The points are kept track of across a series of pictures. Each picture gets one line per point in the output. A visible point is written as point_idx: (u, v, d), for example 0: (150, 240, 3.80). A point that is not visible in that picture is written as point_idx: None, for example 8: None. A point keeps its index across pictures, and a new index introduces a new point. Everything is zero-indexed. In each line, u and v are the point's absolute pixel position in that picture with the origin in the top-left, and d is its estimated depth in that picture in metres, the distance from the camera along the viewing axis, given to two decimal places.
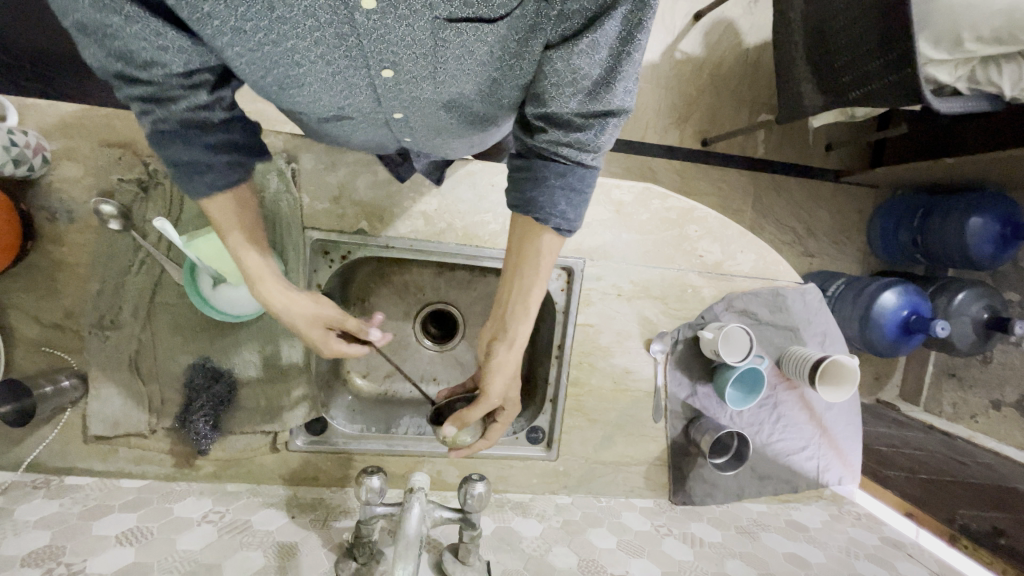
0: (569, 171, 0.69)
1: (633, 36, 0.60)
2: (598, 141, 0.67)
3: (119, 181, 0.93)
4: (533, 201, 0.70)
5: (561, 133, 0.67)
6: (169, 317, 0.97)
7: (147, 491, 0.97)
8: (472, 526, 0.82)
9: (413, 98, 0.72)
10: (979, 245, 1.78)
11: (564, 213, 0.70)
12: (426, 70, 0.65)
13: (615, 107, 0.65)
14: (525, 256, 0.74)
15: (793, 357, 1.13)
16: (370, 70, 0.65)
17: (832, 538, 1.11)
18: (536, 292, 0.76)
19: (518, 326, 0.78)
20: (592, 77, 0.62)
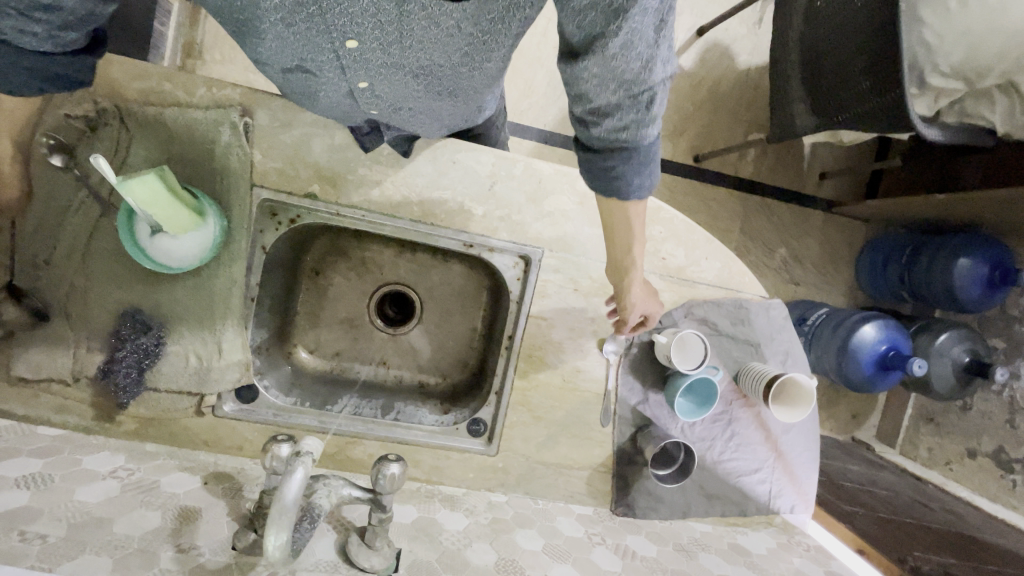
0: (635, 150, 0.72)
1: (664, 20, 0.60)
2: (653, 119, 0.69)
3: (67, 117, 0.90)
4: (619, 187, 0.76)
5: (616, 124, 0.69)
6: (104, 262, 0.93)
7: (60, 441, 0.93)
8: (381, 508, 0.77)
9: (380, 69, 0.69)
10: (967, 288, 1.71)
11: (644, 176, 0.76)
12: (391, 40, 0.62)
13: (657, 83, 0.65)
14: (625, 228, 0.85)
15: (751, 372, 1.09)
16: (335, 40, 0.62)
17: (775, 566, 1.05)
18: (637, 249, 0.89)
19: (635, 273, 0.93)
20: (631, 68, 0.62)
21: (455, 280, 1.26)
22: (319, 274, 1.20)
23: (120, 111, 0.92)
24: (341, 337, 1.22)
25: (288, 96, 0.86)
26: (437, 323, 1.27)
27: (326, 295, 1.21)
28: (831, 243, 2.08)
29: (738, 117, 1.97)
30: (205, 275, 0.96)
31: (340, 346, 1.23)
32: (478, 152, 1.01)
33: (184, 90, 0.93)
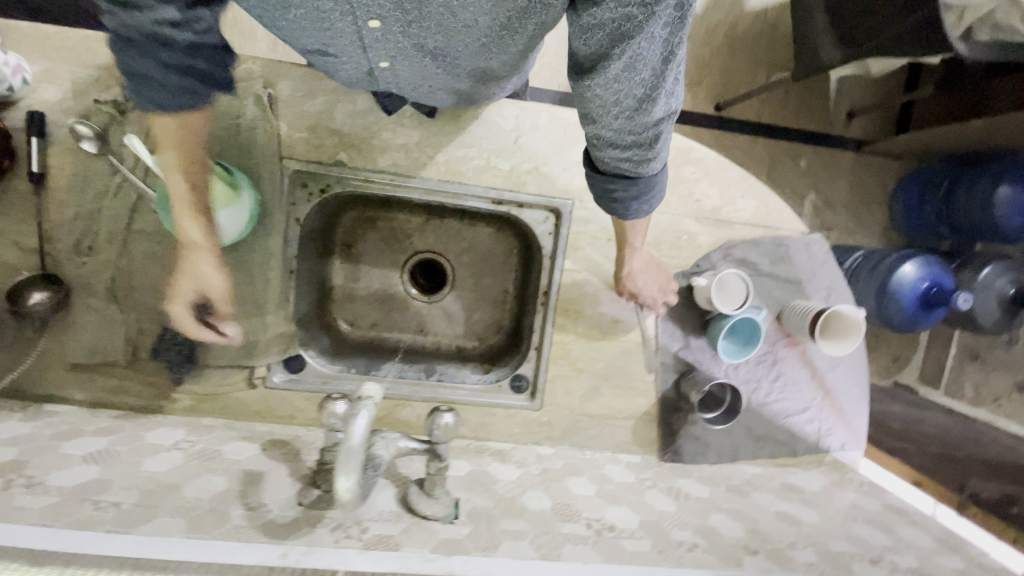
0: (632, 175, 0.69)
1: (674, 55, 0.53)
2: (656, 148, 0.65)
3: (96, 102, 0.92)
4: (622, 214, 0.76)
5: (620, 152, 0.66)
6: (145, 244, 0.96)
7: (123, 419, 0.96)
8: (439, 458, 0.80)
9: (401, 51, 0.63)
10: (1009, 217, 1.64)
11: (639, 209, 0.76)
12: (411, 21, 0.56)
13: (662, 115, 0.60)
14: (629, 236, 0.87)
15: (794, 310, 1.07)
16: (356, 18, 0.56)
17: (830, 501, 1.05)
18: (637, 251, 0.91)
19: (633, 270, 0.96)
20: (635, 97, 0.57)
21: (483, 243, 1.24)
22: (351, 248, 1.20)
23: None
24: (377, 308, 1.22)
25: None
26: (471, 288, 1.26)
27: (360, 267, 1.21)
28: (863, 184, 2.00)
29: (759, 59, 1.89)
30: (244, 249, 0.99)
31: (377, 317, 1.23)
32: (501, 105, 0.99)
33: None
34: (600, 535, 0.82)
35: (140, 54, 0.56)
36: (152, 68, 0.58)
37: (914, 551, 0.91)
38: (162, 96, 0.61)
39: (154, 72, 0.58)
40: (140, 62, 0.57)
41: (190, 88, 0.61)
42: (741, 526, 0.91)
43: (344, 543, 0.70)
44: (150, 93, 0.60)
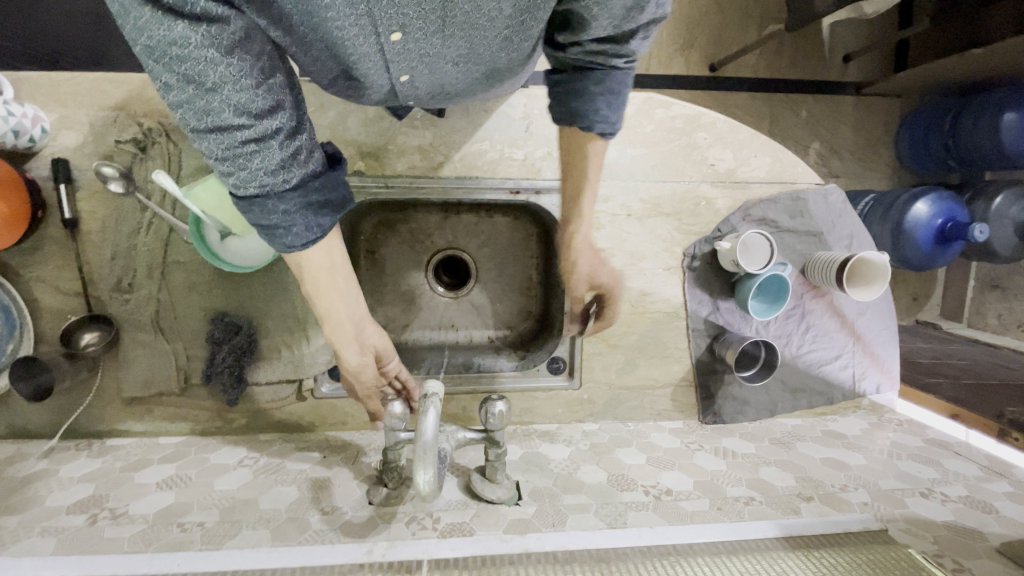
0: (605, 78, 0.68)
1: None
2: (633, 47, 0.65)
3: (117, 142, 0.94)
4: (577, 112, 0.71)
5: (597, 45, 0.65)
6: (184, 275, 0.98)
7: (186, 445, 1.00)
8: (497, 443, 0.83)
9: (422, 59, 0.63)
10: (1017, 141, 1.62)
11: (606, 117, 0.71)
12: (436, 29, 0.57)
13: (646, 16, 0.60)
14: (577, 166, 0.79)
15: (818, 262, 1.09)
16: (379, 35, 0.57)
17: (872, 443, 1.08)
18: (590, 195, 0.81)
19: (580, 227, 0.84)
20: (625, 3, 0.57)
21: (502, 233, 1.26)
22: (375, 254, 1.23)
23: (165, 127, 0.95)
24: (407, 309, 1.26)
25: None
26: (494, 278, 1.29)
27: (385, 270, 1.24)
28: (865, 127, 1.99)
29: (749, 13, 1.86)
30: (277, 269, 1.01)
31: (408, 318, 1.26)
32: (508, 95, 1.00)
33: None
34: (660, 500, 0.86)
35: (266, 209, 0.55)
36: (280, 216, 0.56)
37: (964, 481, 0.94)
38: (296, 237, 0.59)
39: (282, 217, 0.56)
40: (269, 216, 0.56)
41: (315, 219, 0.59)
42: (792, 476, 0.94)
43: (421, 534, 0.76)
44: (285, 238, 0.58)
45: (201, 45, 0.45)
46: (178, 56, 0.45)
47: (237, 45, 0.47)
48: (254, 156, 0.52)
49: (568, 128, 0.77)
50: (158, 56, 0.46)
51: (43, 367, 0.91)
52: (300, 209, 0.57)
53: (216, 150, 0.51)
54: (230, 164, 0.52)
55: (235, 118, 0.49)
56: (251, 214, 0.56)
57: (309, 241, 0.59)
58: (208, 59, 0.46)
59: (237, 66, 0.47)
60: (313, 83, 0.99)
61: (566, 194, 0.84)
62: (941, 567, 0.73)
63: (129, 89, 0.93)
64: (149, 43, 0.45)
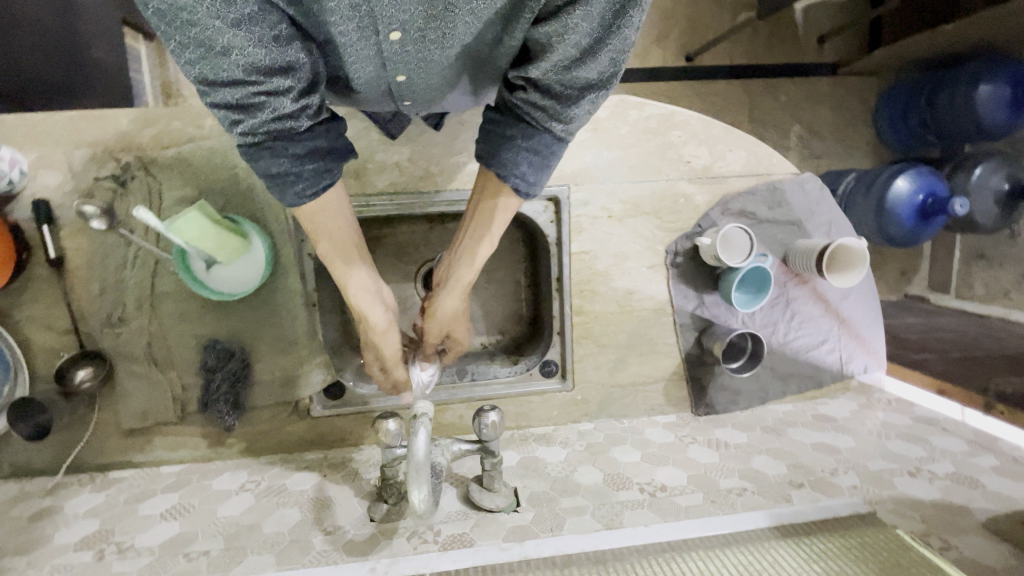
0: (536, 135, 0.67)
1: (626, 12, 0.55)
2: (573, 113, 0.64)
3: (96, 180, 0.94)
4: (500, 157, 0.68)
5: (539, 97, 0.64)
6: (173, 305, 0.99)
7: (187, 472, 1.02)
8: (492, 453, 0.84)
9: (421, 63, 0.65)
10: (992, 113, 1.64)
11: (524, 174, 0.69)
12: (435, 32, 0.59)
13: (590, 78, 0.60)
14: (480, 211, 0.74)
15: (799, 251, 1.10)
16: (378, 35, 0.58)
17: (862, 424, 1.10)
18: (486, 247, 0.76)
19: (461, 274, 0.77)
20: (579, 45, 0.57)
21: None
22: None
23: (142, 161, 0.95)
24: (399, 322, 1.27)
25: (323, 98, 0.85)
26: (484, 284, 1.28)
27: None
28: (843, 108, 2.01)
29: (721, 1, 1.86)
30: (265, 294, 1.01)
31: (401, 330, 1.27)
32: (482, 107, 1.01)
33: (192, 125, 0.96)
34: (654, 497, 0.88)
35: (276, 155, 0.60)
36: (289, 162, 0.60)
37: (951, 458, 0.97)
38: (308, 184, 0.63)
39: (291, 162, 0.61)
40: (278, 163, 0.60)
41: (321, 166, 0.63)
42: (783, 463, 0.97)
43: (423, 548, 0.78)
44: (297, 186, 0.63)
45: (208, 15, 0.47)
46: (190, 18, 0.47)
47: (245, 18, 0.49)
48: (264, 108, 0.55)
49: (485, 171, 0.73)
50: (172, 21, 0.48)
51: (39, 407, 0.94)
52: (311, 167, 0.62)
53: (230, 102, 0.54)
54: (243, 116, 0.55)
55: (245, 76, 0.52)
56: (261, 162, 0.60)
57: (316, 192, 0.64)
58: (215, 26, 0.48)
59: (244, 35, 0.49)
60: None
61: (461, 235, 0.77)
62: (928, 546, 0.76)
63: (106, 125, 0.94)
64: (162, 7, 0.47)
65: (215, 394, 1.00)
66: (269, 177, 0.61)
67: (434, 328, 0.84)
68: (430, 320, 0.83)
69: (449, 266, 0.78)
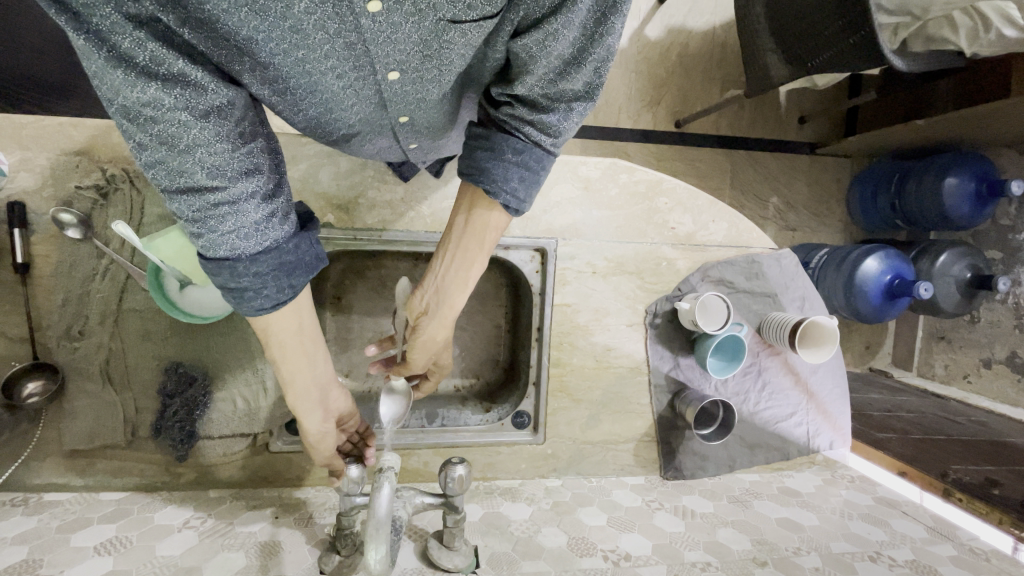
0: (527, 149, 0.63)
1: (607, 18, 0.53)
2: (561, 126, 0.62)
3: (77, 189, 0.91)
4: (488, 171, 0.63)
5: (525, 112, 0.61)
6: (139, 323, 0.95)
7: (128, 502, 0.95)
8: (455, 509, 0.82)
9: (419, 100, 0.66)
10: (957, 205, 1.76)
11: (515, 190, 0.64)
12: (432, 70, 0.59)
13: (578, 87, 0.59)
14: (469, 231, 0.69)
15: (772, 324, 1.13)
16: (376, 75, 0.58)
17: (826, 501, 1.11)
18: (478, 267, 0.72)
19: (453, 298, 0.72)
20: (563, 56, 0.55)
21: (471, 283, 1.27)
22: (340, 300, 1.22)
23: (129, 174, 0.93)
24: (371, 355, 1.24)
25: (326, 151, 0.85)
26: (463, 327, 1.27)
27: (351, 317, 1.23)
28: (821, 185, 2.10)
29: (711, 77, 1.94)
30: (236, 319, 0.99)
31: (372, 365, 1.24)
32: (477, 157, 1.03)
33: None
34: (618, 566, 0.87)
35: (235, 271, 0.55)
36: (249, 278, 0.56)
37: (910, 544, 0.99)
38: (266, 298, 0.58)
39: (252, 279, 0.56)
40: (238, 280, 0.56)
41: (287, 281, 0.59)
42: (748, 538, 0.97)
43: None
44: (254, 300, 0.57)
45: (175, 109, 0.45)
46: (154, 120, 0.45)
47: (214, 111, 0.47)
48: (227, 217, 0.52)
49: (470, 186, 0.68)
50: (133, 118, 0.45)
51: None
52: (277, 275, 0.58)
53: (189, 211, 0.51)
54: (201, 225, 0.52)
55: (208, 179, 0.49)
56: (220, 276, 0.55)
57: (278, 305, 0.59)
58: (185, 119, 0.46)
59: (212, 129, 0.47)
60: (285, 135, 0.99)
61: (445, 259, 0.72)
62: None
63: (96, 134, 0.92)
64: (124, 104, 0.44)
65: (174, 435, 0.97)
66: (228, 290, 0.56)
67: (423, 359, 0.79)
68: (416, 350, 0.77)
69: (434, 293, 0.73)
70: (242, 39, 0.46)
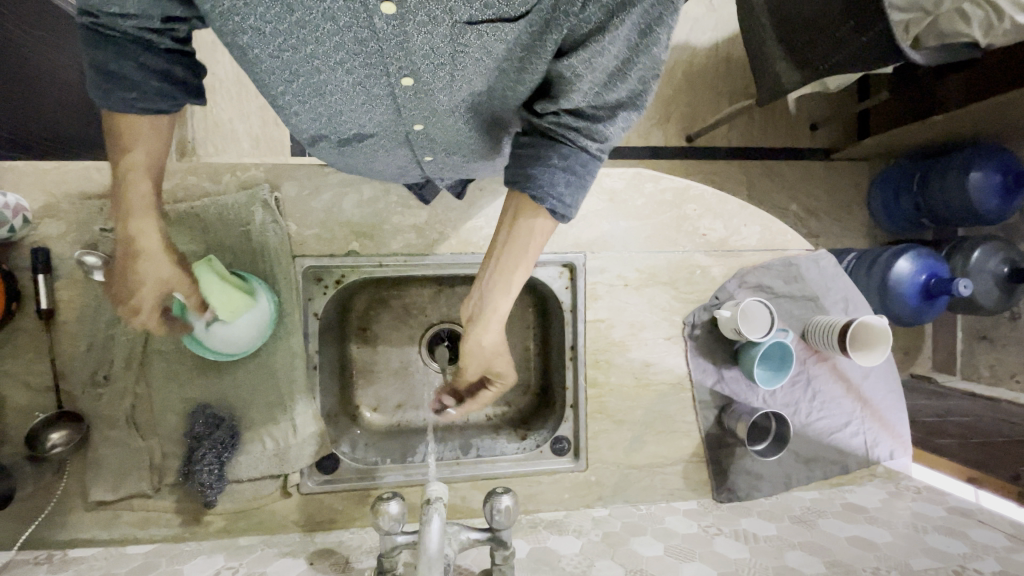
0: (573, 154, 0.61)
1: (653, 31, 0.52)
2: (607, 132, 0.60)
3: (102, 231, 0.90)
4: (533, 177, 0.61)
5: (572, 121, 0.59)
6: (164, 364, 0.92)
7: (155, 554, 0.91)
8: (503, 544, 0.77)
9: (433, 111, 0.64)
10: (985, 201, 1.71)
11: (562, 194, 0.61)
12: (445, 79, 0.58)
13: (623, 96, 0.57)
14: (512, 238, 0.66)
15: (818, 327, 1.08)
16: (389, 78, 0.57)
17: (896, 516, 1.02)
18: (522, 273, 0.68)
19: (497, 303, 0.69)
20: (607, 68, 0.54)
21: None
22: (366, 331, 1.19)
23: None
24: (399, 387, 1.20)
25: (347, 167, 0.85)
26: None
27: (377, 348, 1.20)
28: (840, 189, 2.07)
29: (719, 89, 1.94)
30: (263, 353, 0.96)
31: (401, 397, 1.20)
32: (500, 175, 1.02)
33: (209, 180, 0.95)
34: None
35: (120, 53, 0.58)
36: (132, 70, 0.60)
37: (995, 554, 0.90)
38: (145, 98, 0.62)
39: (135, 69, 0.60)
40: (119, 63, 0.59)
41: (170, 93, 0.63)
42: (820, 560, 0.89)
43: None
44: (130, 98, 0.62)
45: None
46: None
47: None
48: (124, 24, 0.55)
49: (515, 193, 0.65)
50: None
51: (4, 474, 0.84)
52: (160, 88, 0.62)
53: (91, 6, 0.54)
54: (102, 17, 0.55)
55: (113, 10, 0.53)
56: (102, 56, 0.58)
57: (148, 110, 0.63)
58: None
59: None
60: (305, 166, 0.99)
61: (490, 266, 0.69)
62: None
63: (120, 177, 0.92)
64: None
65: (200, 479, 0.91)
66: (105, 74, 0.60)
67: (473, 364, 0.76)
68: (467, 357, 0.75)
69: (480, 299, 0.70)
70: (250, 24, 0.51)
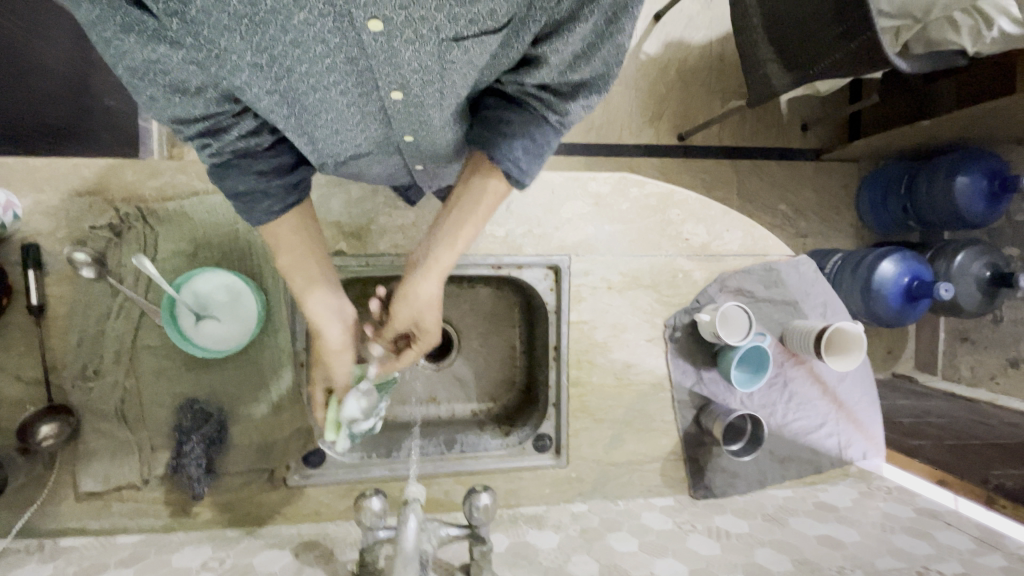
0: (534, 122, 0.64)
1: (620, 18, 0.55)
2: (570, 108, 0.63)
3: (91, 228, 0.91)
4: (493, 140, 0.63)
5: (539, 92, 0.62)
6: (154, 360, 0.94)
7: (144, 545, 0.93)
8: (482, 540, 0.79)
9: (424, 125, 0.66)
10: (970, 204, 1.73)
11: (518, 159, 0.64)
12: (435, 95, 0.60)
13: (588, 76, 0.60)
14: (465, 195, 0.69)
15: (796, 331, 1.11)
16: (379, 92, 0.58)
17: (864, 515, 1.06)
18: (470, 232, 0.70)
19: (441, 256, 0.72)
20: (573, 51, 0.57)
21: (485, 303, 1.26)
22: None
23: (142, 212, 0.93)
24: None
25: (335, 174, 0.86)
26: (477, 348, 1.26)
27: None
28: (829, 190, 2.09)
29: (712, 89, 1.94)
30: (251, 350, 0.97)
31: None
32: None
33: (198, 179, 0.96)
34: None
35: (242, 169, 0.65)
36: (254, 180, 0.66)
37: (958, 555, 0.93)
38: (273, 201, 0.68)
39: (256, 180, 0.66)
40: (243, 181, 0.66)
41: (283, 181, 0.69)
42: (788, 557, 0.93)
43: None
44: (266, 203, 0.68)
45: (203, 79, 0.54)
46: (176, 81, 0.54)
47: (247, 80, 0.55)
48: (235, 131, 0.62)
49: (477, 151, 0.68)
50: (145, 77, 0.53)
51: None
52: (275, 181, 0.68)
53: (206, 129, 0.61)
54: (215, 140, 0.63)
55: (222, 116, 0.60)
56: (227, 177, 0.66)
57: (283, 209, 0.69)
58: (192, 80, 0.54)
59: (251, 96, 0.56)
60: None
61: (443, 217, 0.72)
62: None
63: (109, 174, 0.92)
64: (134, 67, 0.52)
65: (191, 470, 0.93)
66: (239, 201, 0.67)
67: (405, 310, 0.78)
68: (400, 302, 0.76)
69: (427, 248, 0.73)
70: (248, 63, 0.52)
